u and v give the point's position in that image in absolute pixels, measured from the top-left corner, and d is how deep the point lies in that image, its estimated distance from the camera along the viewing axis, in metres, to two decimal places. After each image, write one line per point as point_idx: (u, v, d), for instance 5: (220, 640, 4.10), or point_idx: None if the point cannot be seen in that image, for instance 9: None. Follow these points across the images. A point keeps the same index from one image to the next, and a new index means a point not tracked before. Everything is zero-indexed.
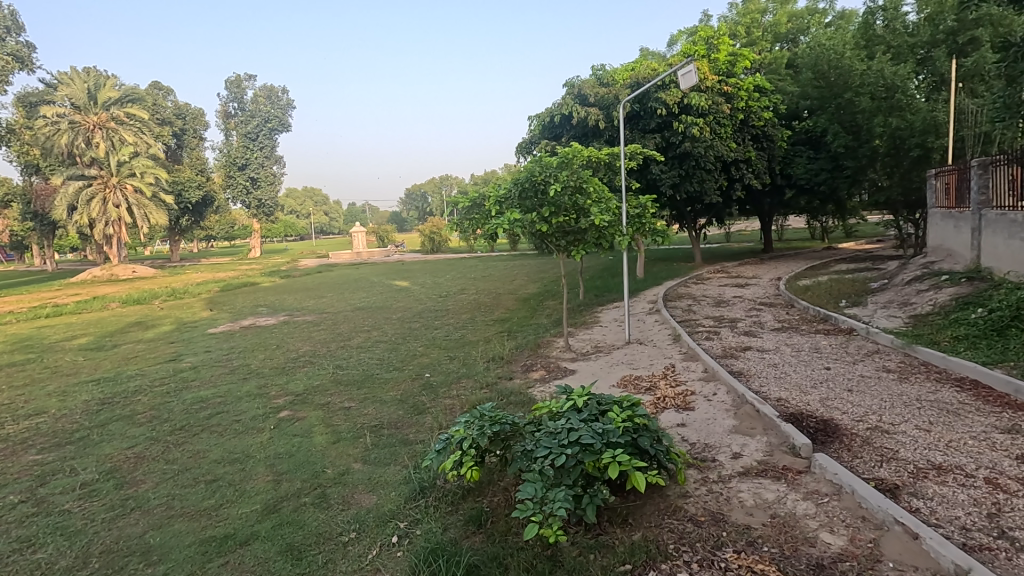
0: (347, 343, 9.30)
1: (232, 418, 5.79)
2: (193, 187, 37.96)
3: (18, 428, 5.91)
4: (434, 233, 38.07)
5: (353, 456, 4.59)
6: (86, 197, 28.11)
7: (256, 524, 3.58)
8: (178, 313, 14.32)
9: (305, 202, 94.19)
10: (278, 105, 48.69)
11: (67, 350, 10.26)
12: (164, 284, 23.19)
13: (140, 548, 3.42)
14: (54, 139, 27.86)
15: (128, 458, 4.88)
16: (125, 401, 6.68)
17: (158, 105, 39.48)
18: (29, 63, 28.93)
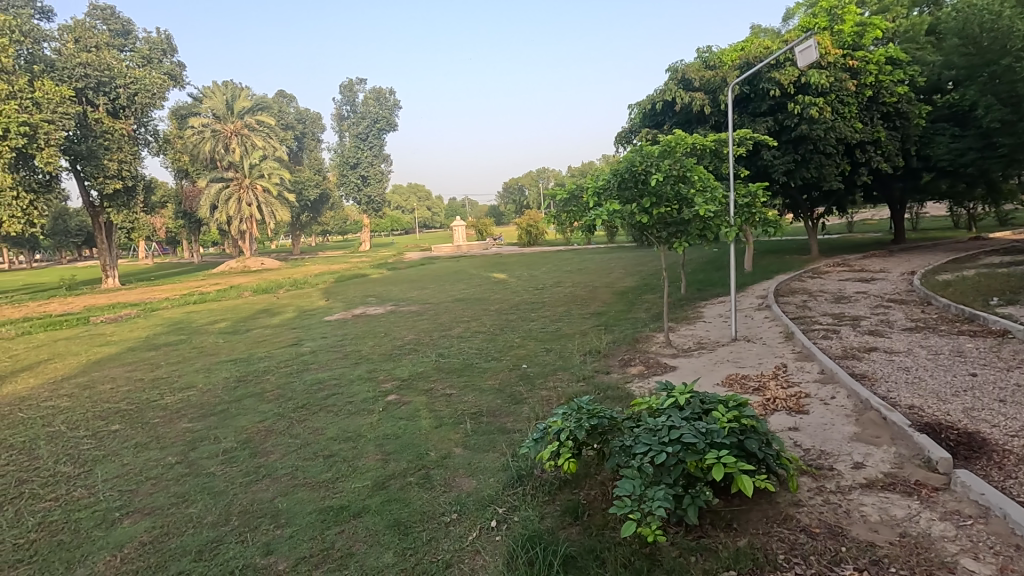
0: (447, 333, 9.69)
1: (345, 399, 6.28)
2: (311, 186, 41.58)
3: (173, 399, 6.82)
4: (531, 226, 38.31)
5: (454, 441, 4.78)
6: (224, 197, 31.50)
7: (368, 498, 3.87)
8: (299, 301, 15.71)
9: (410, 198, 99.04)
10: (386, 106, 50.10)
11: (209, 333, 11.64)
12: (287, 275, 25.49)
13: (271, 511, 3.82)
14: (200, 146, 31.58)
15: (260, 430, 5.47)
16: (257, 379, 7.47)
17: (283, 112, 43.21)
18: (182, 80, 32.93)
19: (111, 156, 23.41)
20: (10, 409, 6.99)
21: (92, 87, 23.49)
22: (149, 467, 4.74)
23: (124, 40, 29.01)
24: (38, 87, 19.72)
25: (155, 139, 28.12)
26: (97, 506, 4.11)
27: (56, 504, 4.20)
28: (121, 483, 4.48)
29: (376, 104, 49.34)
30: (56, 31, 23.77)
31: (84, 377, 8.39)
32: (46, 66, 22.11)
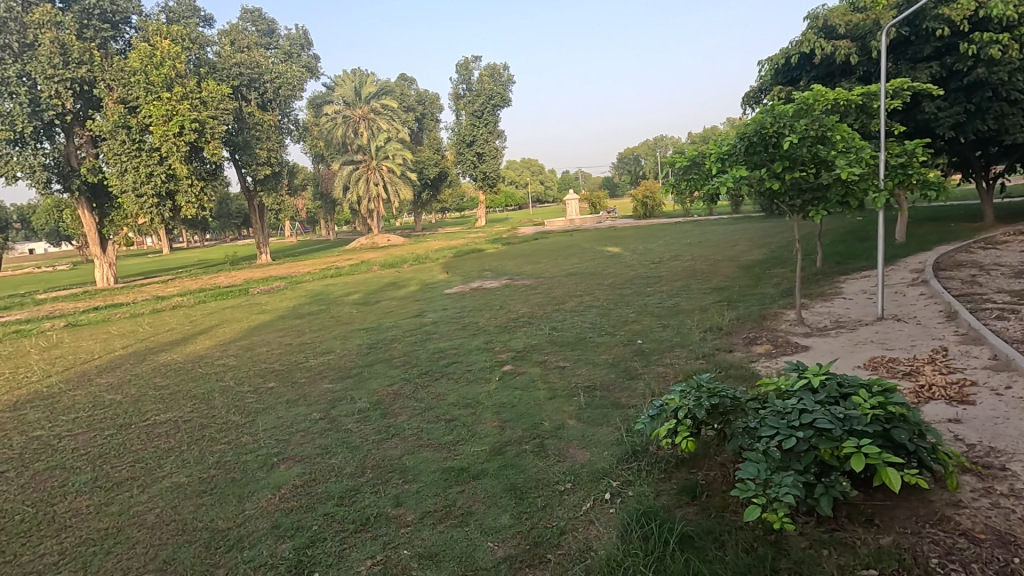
0: (561, 306, 9.76)
1: (464, 367, 6.62)
2: (431, 164, 43.79)
3: (317, 362, 7.65)
4: (648, 197, 36.92)
5: (568, 412, 4.84)
6: (354, 178, 34.24)
7: (485, 462, 4.07)
8: (422, 275, 16.70)
9: (523, 173, 99.96)
10: (499, 83, 49.50)
11: (345, 303, 12.82)
12: (411, 251, 27.12)
13: (399, 467, 4.17)
14: (333, 132, 34.29)
15: (389, 393, 5.96)
16: (385, 346, 8.13)
17: (405, 95, 45.32)
18: (317, 71, 35.79)
19: (262, 146, 26.29)
20: (192, 365, 8.29)
21: (246, 84, 26.30)
22: (299, 421, 5.39)
23: (269, 39, 32.06)
24: (205, 87, 22.78)
25: (297, 127, 31.00)
26: (260, 451, 4.77)
27: (229, 447, 4.93)
28: (278, 433, 5.14)
29: (490, 81, 48.58)
30: (216, 35, 26.88)
31: (246, 341, 9.69)
32: (209, 68, 25.17)
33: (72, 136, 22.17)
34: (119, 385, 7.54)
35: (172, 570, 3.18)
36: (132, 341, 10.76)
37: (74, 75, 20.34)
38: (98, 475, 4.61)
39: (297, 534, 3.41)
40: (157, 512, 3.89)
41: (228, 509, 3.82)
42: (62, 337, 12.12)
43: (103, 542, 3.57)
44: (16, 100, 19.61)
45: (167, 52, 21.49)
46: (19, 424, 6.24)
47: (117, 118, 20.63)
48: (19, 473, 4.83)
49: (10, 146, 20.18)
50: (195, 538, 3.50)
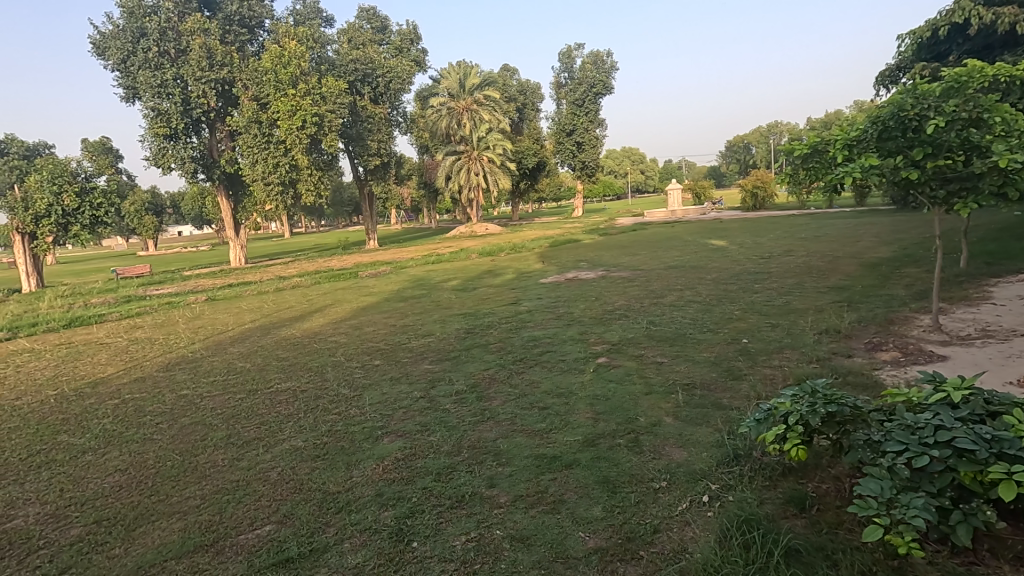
0: (660, 300, 9.47)
1: (558, 356, 6.64)
2: (531, 154, 44.16)
3: (418, 344, 8.04)
4: (758, 187, 34.50)
5: (665, 409, 4.70)
6: (456, 169, 35.55)
7: (578, 452, 4.07)
8: (519, 264, 16.92)
9: (624, 163, 97.56)
10: (602, 70, 48.15)
11: (445, 289, 13.32)
12: (508, 239, 27.53)
13: (493, 450, 4.28)
14: (438, 123, 35.51)
15: (485, 377, 6.14)
16: (482, 332, 8.35)
17: (507, 85, 45.78)
18: (425, 65, 37.15)
19: (373, 137, 27.89)
20: (308, 340, 9.05)
21: (360, 79, 28.00)
22: (401, 398, 5.71)
23: (382, 35, 33.72)
24: (325, 83, 24.61)
25: (404, 120, 32.47)
26: (366, 423, 5.12)
27: (340, 417, 5.34)
28: (383, 408, 5.49)
29: (593, 68, 47.75)
30: (336, 34, 28.74)
31: (355, 320, 10.40)
32: (329, 65, 27.00)
33: (214, 130, 24.85)
34: (248, 355, 8.42)
35: (291, 524, 3.51)
36: (259, 315, 11.97)
37: (217, 76, 22.76)
38: (231, 433, 5.20)
39: (398, 504, 3.62)
40: (279, 470, 4.31)
41: (338, 474, 4.14)
42: (203, 309, 13.74)
43: (235, 492, 4.03)
44: (171, 100, 22.31)
45: (293, 52, 23.33)
46: (170, 383, 7.18)
47: (251, 114, 22.82)
48: (170, 425, 5.57)
49: (165, 141, 23.02)
50: (311, 497, 3.84)
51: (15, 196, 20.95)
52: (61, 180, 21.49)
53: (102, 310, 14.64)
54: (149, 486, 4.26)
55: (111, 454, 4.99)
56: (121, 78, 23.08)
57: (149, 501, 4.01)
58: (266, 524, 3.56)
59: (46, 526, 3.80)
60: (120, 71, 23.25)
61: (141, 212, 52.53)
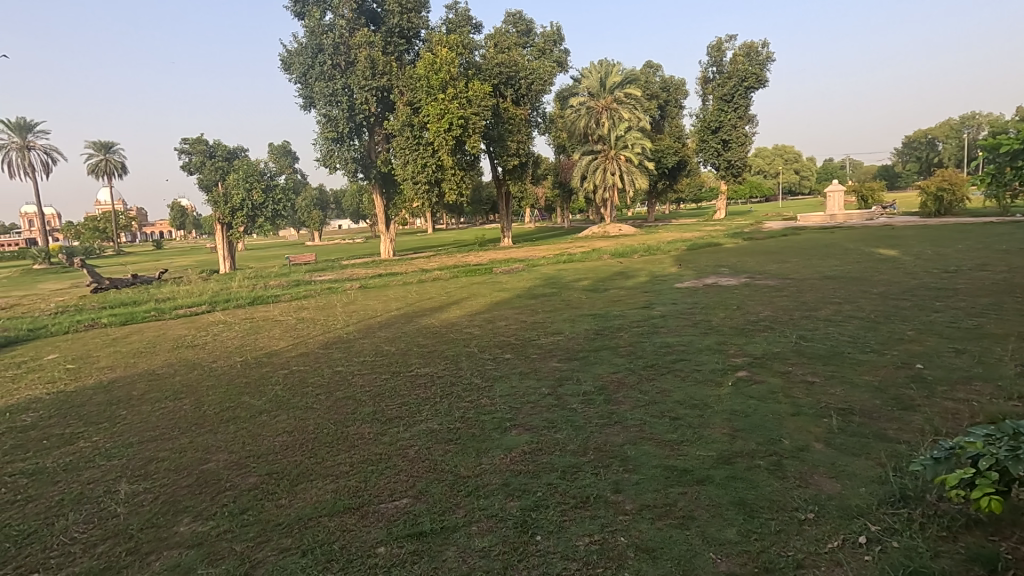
0: (812, 313, 8.58)
1: (692, 366, 6.31)
2: (670, 153, 42.71)
3: (547, 341, 8.15)
4: (944, 189, 29.64)
5: (814, 434, 4.25)
6: (592, 168, 35.39)
7: (712, 469, 3.84)
8: (652, 266, 16.39)
9: (775, 162, 89.96)
10: (755, 62, 43.86)
11: (576, 288, 13.35)
12: (642, 241, 26.80)
13: (620, 455, 4.19)
14: (576, 122, 35.64)
15: (614, 380, 6.04)
16: (612, 334, 8.22)
17: (649, 82, 44.38)
18: (566, 65, 37.37)
19: (513, 138, 28.79)
20: (446, 330, 9.62)
21: (503, 81, 29.02)
22: (530, 393, 5.83)
23: (526, 38, 34.58)
24: (471, 87, 25.53)
25: (543, 120, 32.98)
26: (496, 414, 5.31)
27: (471, 405, 5.61)
28: (512, 400, 5.66)
29: (745, 61, 43.77)
30: (483, 40, 30.07)
31: (488, 314, 10.84)
32: (476, 70, 28.40)
33: (373, 134, 27.37)
34: (393, 339, 9.18)
35: (425, 501, 3.76)
36: (403, 304, 12.99)
37: (378, 84, 25.07)
38: (377, 410, 5.71)
39: (524, 496, 3.71)
40: (416, 449, 4.65)
41: (468, 459, 4.35)
42: (357, 296, 15.26)
43: (378, 464, 4.41)
44: (340, 107, 25.03)
45: (445, 59, 24.85)
46: (329, 360, 8.09)
47: (405, 118, 24.83)
48: (327, 397, 6.28)
49: (333, 144, 25.86)
50: (443, 477, 4.08)
51: (218, 193, 25.00)
52: (252, 179, 25.19)
53: (278, 291, 16.92)
54: (309, 449, 4.83)
55: (281, 416, 5.75)
56: (301, 90, 26.42)
57: (309, 462, 4.55)
58: (404, 497, 3.85)
59: (231, 472, 4.49)
60: (301, 83, 26.63)
61: (310, 207, 59.76)
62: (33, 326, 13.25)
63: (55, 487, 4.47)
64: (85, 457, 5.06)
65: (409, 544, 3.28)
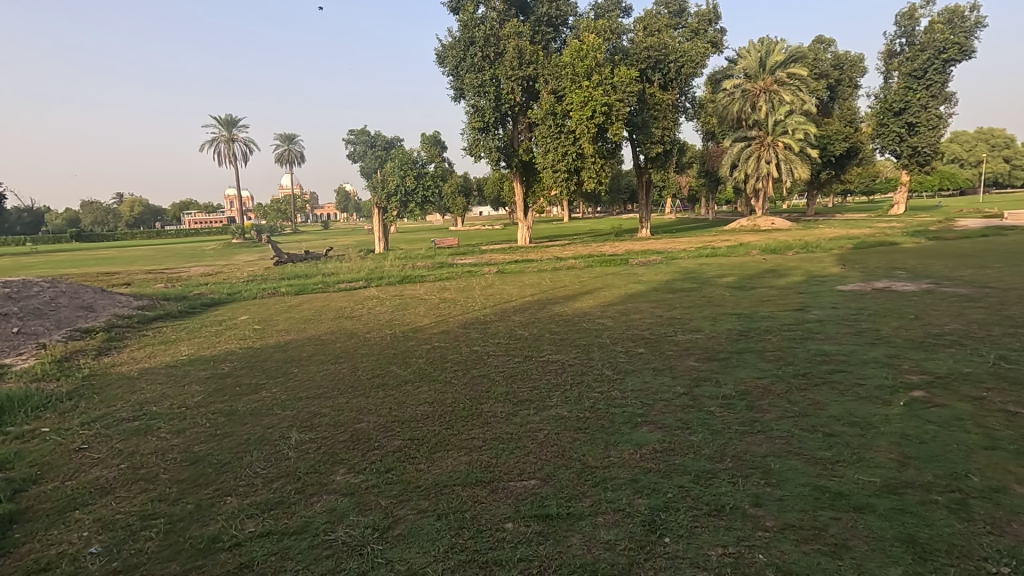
0: (1018, 331, 7.13)
1: (855, 379, 5.60)
2: (839, 139, 37.98)
3: (684, 339, 7.77)
4: None
5: (1014, 475, 3.56)
6: (745, 156, 32.77)
7: (874, 496, 3.40)
8: (810, 265, 14.79)
9: (977, 148, 75.81)
10: (960, 29, 36.72)
11: (718, 285, 12.54)
12: (798, 237, 24.32)
13: (763, 467, 3.88)
14: (729, 107, 33.25)
15: (758, 386, 5.58)
16: (758, 336, 7.59)
17: (819, 59, 39.75)
18: (721, 45, 34.85)
19: (657, 124, 27.65)
20: (578, 319, 9.62)
21: (651, 65, 27.94)
22: (663, 390, 5.63)
23: (679, 19, 32.80)
24: (617, 73, 24.92)
25: (693, 106, 31.18)
26: (627, 407, 5.21)
27: (602, 396, 5.57)
28: (645, 396, 5.50)
29: (946, 28, 36.89)
30: (633, 23, 29.15)
31: (623, 306, 10.62)
32: (623, 55, 27.73)
33: (517, 123, 28.05)
34: (527, 324, 9.41)
35: (552, 485, 3.82)
36: (538, 291, 13.22)
37: (525, 73, 25.60)
38: (509, 391, 5.91)
39: (653, 494, 3.61)
40: (546, 433, 4.73)
41: (596, 450, 4.33)
42: (494, 280, 15.85)
43: (509, 443, 4.58)
44: (487, 98, 25.99)
45: (591, 45, 24.59)
46: (466, 339, 8.54)
47: (548, 107, 25.05)
48: (464, 374, 6.65)
49: (479, 133, 26.97)
50: (570, 465, 4.11)
51: (378, 179, 27.45)
52: (406, 167, 27.30)
53: (424, 271, 18.18)
54: (447, 421, 5.16)
55: (422, 388, 6.21)
56: (452, 82, 27.85)
57: (446, 433, 4.86)
58: (532, 478, 3.95)
59: (379, 433, 4.96)
60: (453, 76, 28.09)
61: (455, 194, 63.11)
62: (231, 290, 15.72)
63: (244, 427, 5.30)
64: (266, 405, 5.93)
65: (535, 524, 3.36)
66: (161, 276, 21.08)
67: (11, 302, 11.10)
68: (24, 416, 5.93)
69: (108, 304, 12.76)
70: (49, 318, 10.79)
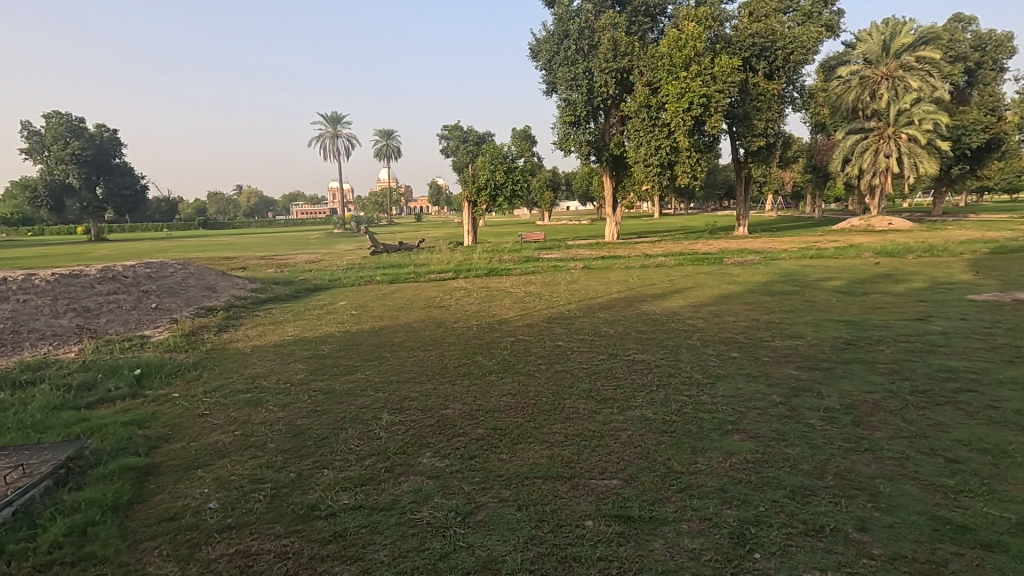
0: None
1: (985, 401, 4.98)
2: (977, 130, 33.66)
3: (782, 345, 7.28)
4: None
5: None
6: (860, 149, 30.01)
7: (1006, 535, 3.01)
8: (934, 271, 13.28)
9: None
10: None
11: (823, 289, 11.61)
12: (920, 239, 21.95)
13: (870, 489, 3.56)
14: (844, 97, 30.70)
15: (867, 401, 5.11)
16: (868, 346, 6.95)
17: (955, 40, 35.43)
18: (837, 28, 32.00)
19: (761, 116, 25.99)
20: (666, 319, 9.31)
21: (756, 53, 26.34)
22: (757, 398, 5.32)
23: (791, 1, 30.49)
24: (718, 63, 23.62)
25: (801, 95, 28.99)
26: (717, 414, 4.98)
27: (690, 400, 5.36)
28: (736, 403, 5.23)
29: None
30: (737, 9, 27.56)
31: (715, 307, 10.14)
32: (725, 43, 26.44)
33: (609, 116, 27.57)
34: (612, 321, 9.26)
35: (635, 486, 3.74)
36: (625, 288, 12.94)
37: (619, 66, 25.04)
38: (593, 388, 5.85)
39: (743, 507, 3.42)
40: (629, 433, 4.63)
41: (682, 455, 4.19)
42: (580, 275, 15.73)
43: (591, 440, 4.54)
44: (580, 91, 25.74)
45: (691, 34, 23.52)
46: (550, 333, 8.56)
47: (642, 99, 24.35)
48: (548, 368, 6.67)
49: (570, 127, 26.78)
50: (654, 468, 4.00)
51: (469, 173, 28.10)
52: (496, 161, 27.71)
53: (510, 265, 18.41)
54: (530, 413, 5.21)
55: (506, 379, 6.31)
56: (545, 76, 27.84)
57: (529, 425, 4.91)
58: (614, 478, 3.89)
59: (464, 420, 5.11)
60: (546, 70, 28.02)
61: (544, 188, 63.22)
62: (332, 277, 16.82)
63: (341, 405, 5.66)
64: (361, 386, 6.31)
65: (615, 524, 3.31)
66: (272, 262, 22.97)
67: (151, 281, 12.58)
68: (159, 382, 6.72)
69: (228, 285, 14.10)
70: (180, 296, 12.13)
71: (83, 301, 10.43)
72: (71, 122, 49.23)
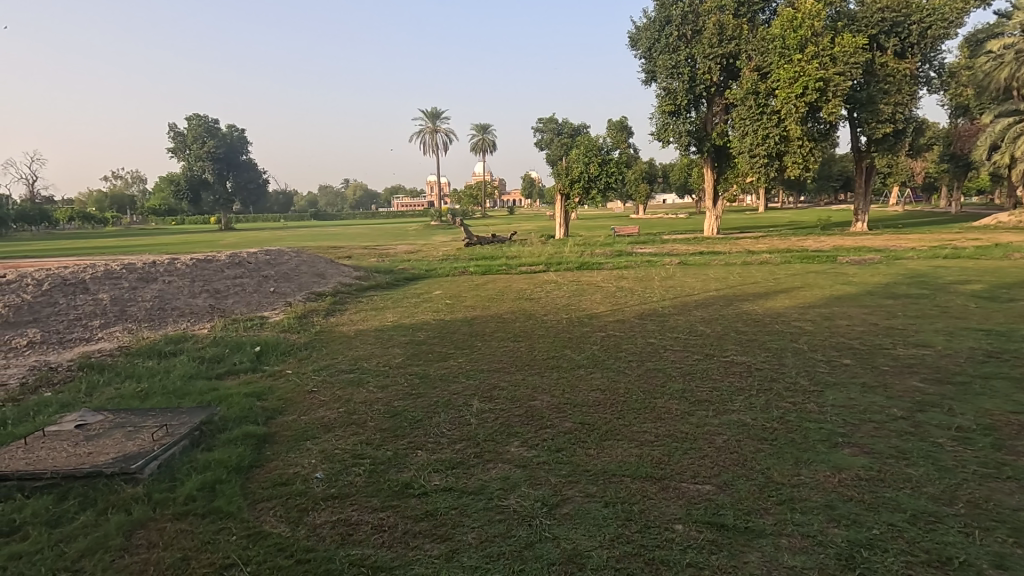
0: None
1: None
2: None
3: (906, 354, 6.57)
4: None
5: None
6: (1012, 134, 26.09)
7: None
8: None
9: None
10: None
11: (958, 293, 10.30)
12: None
13: (1011, 522, 3.13)
14: (994, 75, 26.86)
15: (1011, 423, 4.48)
16: (1015, 361, 6.08)
17: None
18: None
19: (889, 99, 23.42)
20: (769, 320, 8.72)
21: (885, 30, 23.76)
22: (874, 411, 4.84)
23: None
24: (839, 42, 21.60)
25: (940, 74, 25.77)
26: (825, 424, 4.60)
27: (794, 408, 5.00)
28: (848, 414, 4.80)
29: None
30: None
31: (826, 309, 9.35)
32: (848, 20, 24.14)
33: (712, 104, 26.27)
34: (709, 320, 8.84)
35: (729, 494, 3.57)
36: (723, 286, 12.29)
37: (725, 51, 23.70)
38: (686, 389, 5.63)
39: (853, 526, 3.15)
40: (725, 438, 4.41)
41: (784, 465, 3.92)
42: (675, 271, 15.17)
43: (682, 442, 4.38)
44: (681, 79, 24.68)
45: (809, 12, 21.75)
46: (642, 330, 8.34)
47: (750, 85, 22.87)
48: (638, 365, 6.52)
49: (670, 117, 25.79)
50: (752, 476, 3.78)
51: (563, 166, 27.99)
52: (591, 154, 27.35)
53: (602, 259, 18.12)
54: (619, 410, 5.12)
55: (594, 374, 6.25)
56: (644, 64, 26.96)
57: (617, 422, 4.83)
58: (707, 483, 3.73)
59: (551, 412, 5.14)
60: (645, 58, 27.14)
61: (639, 180, 61.51)
62: (429, 267, 17.52)
63: (434, 390, 5.91)
64: (453, 372, 6.53)
65: (707, 532, 3.18)
66: (375, 252, 24.36)
67: (270, 267, 13.82)
68: (275, 359, 7.38)
69: (335, 273, 15.15)
70: (294, 282, 13.21)
71: (214, 284, 11.68)
72: (208, 122, 54.64)
